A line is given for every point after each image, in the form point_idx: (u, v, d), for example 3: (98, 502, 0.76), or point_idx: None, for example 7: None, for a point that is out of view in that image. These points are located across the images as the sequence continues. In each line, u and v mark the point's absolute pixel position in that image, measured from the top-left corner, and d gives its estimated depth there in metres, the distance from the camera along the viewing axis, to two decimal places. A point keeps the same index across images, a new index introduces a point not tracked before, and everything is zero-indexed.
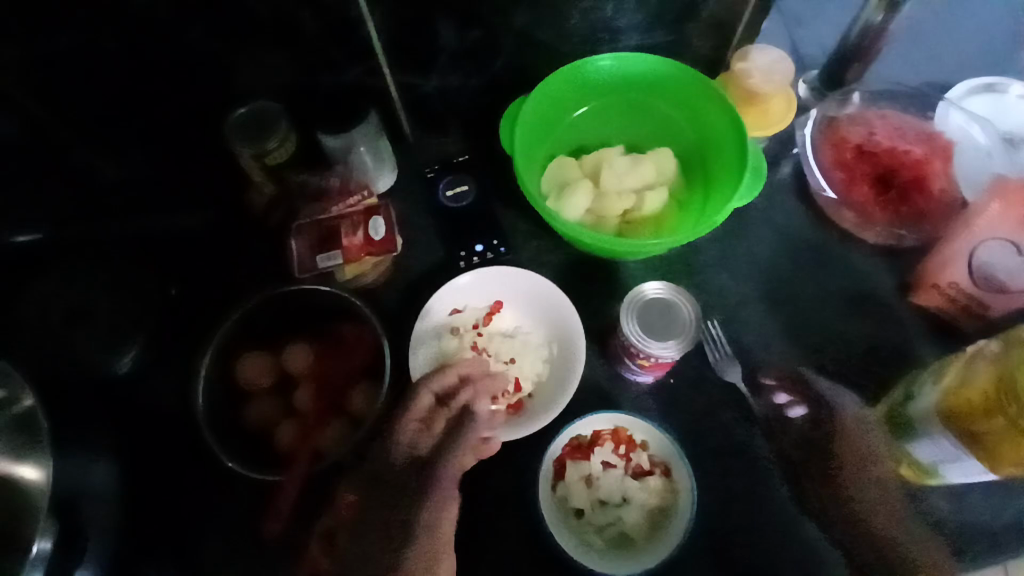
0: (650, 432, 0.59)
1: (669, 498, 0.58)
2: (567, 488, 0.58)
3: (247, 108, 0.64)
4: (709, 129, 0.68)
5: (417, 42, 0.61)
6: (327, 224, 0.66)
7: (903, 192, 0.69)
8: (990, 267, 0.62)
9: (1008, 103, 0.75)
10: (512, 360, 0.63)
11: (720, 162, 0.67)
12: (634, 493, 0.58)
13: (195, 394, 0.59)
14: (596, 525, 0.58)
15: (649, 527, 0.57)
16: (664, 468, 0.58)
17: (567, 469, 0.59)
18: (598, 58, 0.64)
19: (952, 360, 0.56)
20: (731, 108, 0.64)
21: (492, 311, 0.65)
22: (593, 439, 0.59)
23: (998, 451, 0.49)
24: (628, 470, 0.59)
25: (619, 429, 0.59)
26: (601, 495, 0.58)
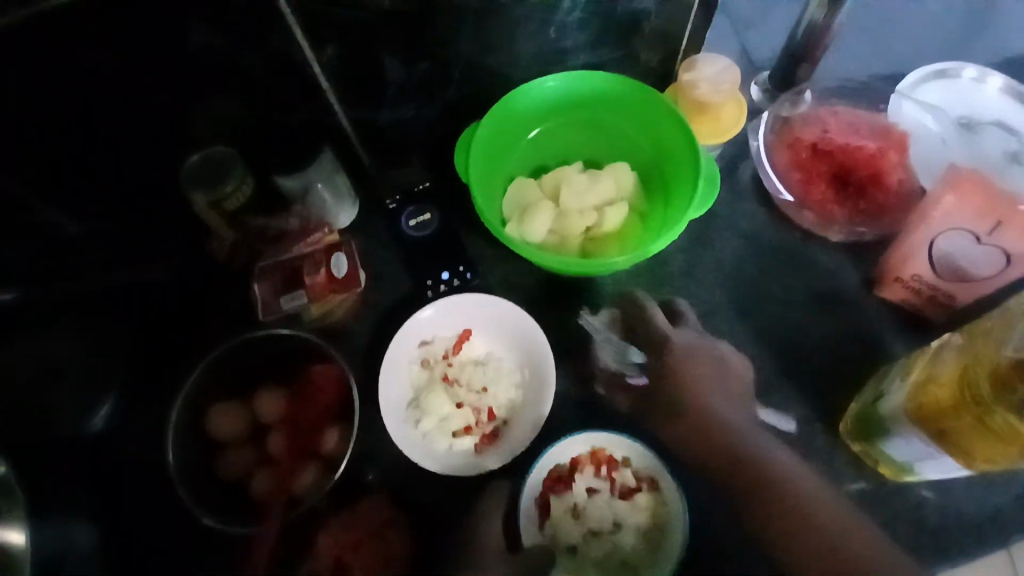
0: (629, 448, 0.59)
1: (662, 513, 0.58)
2: (555, 525, 0.58)
3: (198, 155, 0.64)
4: (665, 139, 0.67)
5: (365, 78, 0.61)
6: (291, 264, 0.65)
7: (860, 188, 0.69)
8: (951, 256, 0.61)
9: (961, 88, 0.75)
10: (485, 389, 0.62)
11: (677, 171, 0.67)
12: (626, 515, 0.58)
13: (166, 452, 0.58)
14: (592, 555, 0.58)
15: (649, 548, 0.57)
16: (651, 483, 0.58)
17: (551, 504, 0.58)
18: (545, 79, 0.65)
19: (919, 355, 0.56)
20: (680, 116, 0.63)
21: (461, 339, 0.64)
22: (572, 466, 0.59)
23: (968, 447, 0.49)
24: (615, 491, 0.59)
25: (598, 451, 0.59)
26: (593, 523, 0.58)
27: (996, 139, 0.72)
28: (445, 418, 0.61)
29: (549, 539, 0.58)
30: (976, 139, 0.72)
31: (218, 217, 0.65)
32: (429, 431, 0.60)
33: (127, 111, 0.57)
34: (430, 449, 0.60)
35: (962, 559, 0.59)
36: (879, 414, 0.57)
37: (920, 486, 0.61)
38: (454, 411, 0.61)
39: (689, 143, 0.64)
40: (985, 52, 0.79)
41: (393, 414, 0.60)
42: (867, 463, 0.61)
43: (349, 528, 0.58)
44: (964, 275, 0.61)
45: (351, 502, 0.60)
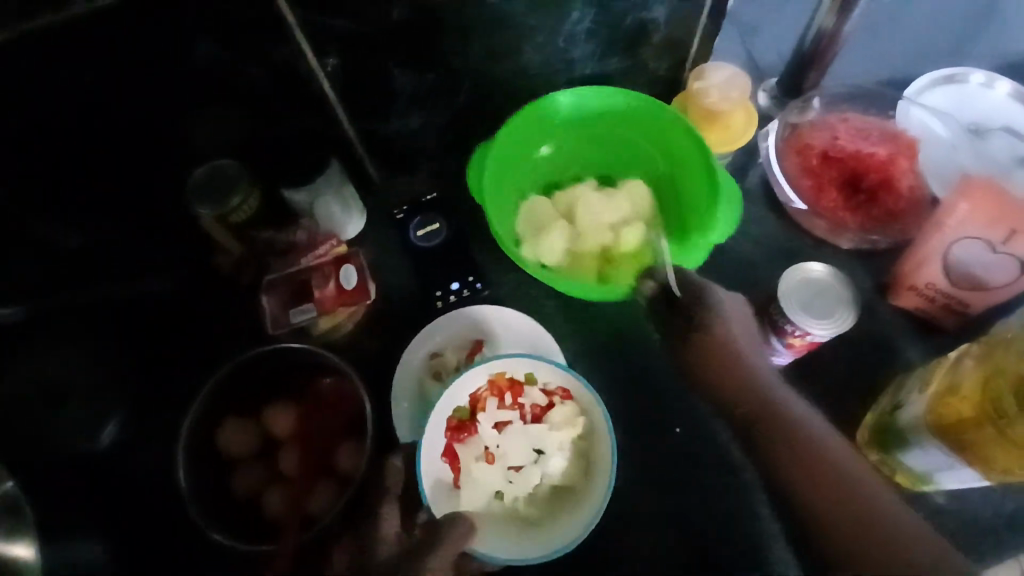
0: (526, 369, 0.58)
1: (579, 419, 0.58)
2: (473, 475, 0.57)
3: (203, 169, 0.63)
4: (678, 155, 0.67)
5: (372, 88, 0.60)
6: (299, 278, 0.65)
7: (872, 195, 0.69)
8: (965, 265, 0.61)
9: (970, 93, 0.75)
10: None
11: (693, 190, 0.66)
12: (546, 435, 0.58)
13: (177, 472, 0.57)
14: (522, 493, 0.58)
15: (581, 465, 0.58)
16: (561, 394, 0.58)
17: (461, 453, 0.57)
18: (558, 95, 0.65)
19: (938, 365, 0.56)
20: (698, 136, 0.63)
21: (474, 350, 0.64)
22: (474, 405, 0.59)
23: (991, 459, 0.48)
24: (527, 415, 0.59)
25: (496, 380, 0.59)
26: (513, 459, 0.58)
27: (1003, 142, 0.72)
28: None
29: (470, 494, 0.56)
30: (985, 143, 0.72)
31: (224, 230, 0.64)
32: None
33: (132, 125, 0.57)
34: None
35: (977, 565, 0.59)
36: (897, 424, 0.56)
37: (937, 494, 0.60)
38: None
39: (708, 167, 0.64)
40: (991, 56, 0.79)
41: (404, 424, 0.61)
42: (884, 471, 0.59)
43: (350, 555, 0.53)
44: (980, 283, 0.61)
45: None
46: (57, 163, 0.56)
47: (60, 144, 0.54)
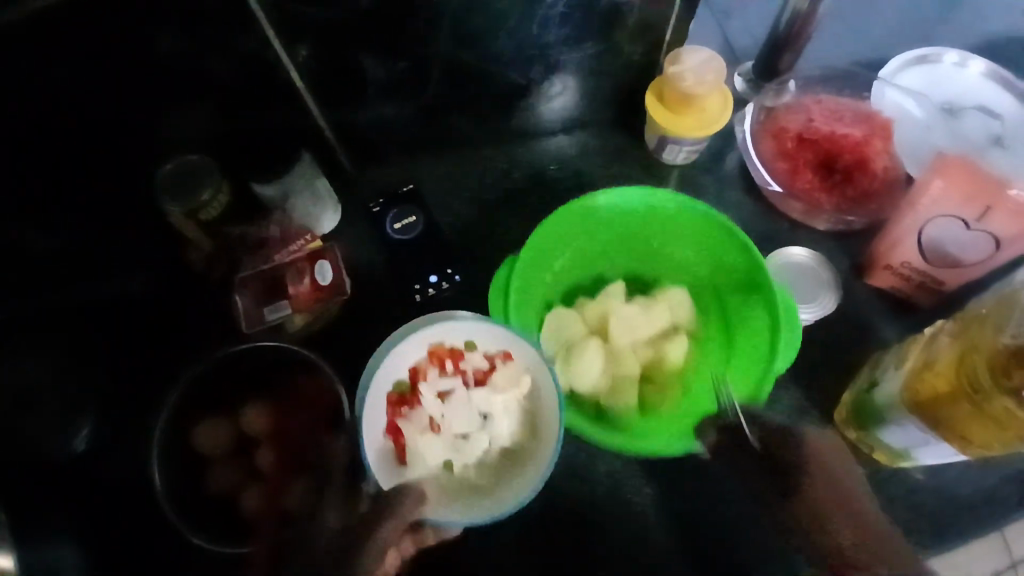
0: (462, 334, 0.59)
1: (519, 380, 0.59)
2: (421, 445, 0.58)
3: (172, 165, 0.61)
4: (726, 264, 0.67)
5: (343, 76, 0.59)
6: (272, 274, 0.64)
7: (847, 176, 0.69)
8: (940, 243, 0.61)
9: (941, 73, 0.76)
10: (486, 415, 0.59)
11: (742, 309, 0.66)
12: (489, 399, 0.59)
13: (152, 473, 0.57)
14: (471, 460, 0.58)
15: (527, 427, 0.59)
16: (500, 356, 0.60)
17: (405, 428, 0.58)
18: (596, 197, 0.65)
19: (913, 342, 0.56)
20: (750, 249, 0.64)
21: (454, 353, 0.60)
22: (415, 377, 0.59)
23: (966, 433, 0.49)
24: (469, 380, 0.60)
25: (434, 350, 0.60)
26: (459, 426, 0.59)
27: (977, 121, 0.73)
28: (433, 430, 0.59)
29: (418, 466, 0.57)
30: (959, 123, 0.73)
31: (195, 227, 0.63)
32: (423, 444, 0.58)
33: (95, 124, 0.55)
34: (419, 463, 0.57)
35: (956, 540, 0.60)
36: (875, 402, 0.56)
37: (915, 469, 0.61)
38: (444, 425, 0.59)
39: (767, 297, 0.63)
40: (959, 35, 0.79)
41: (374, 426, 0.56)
42: (862, 451, 0.60)
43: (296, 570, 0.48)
44: (954, 260, 0.61)
45: None
46: (57, 163, 0.55)
47: (48, 141, 0.52)
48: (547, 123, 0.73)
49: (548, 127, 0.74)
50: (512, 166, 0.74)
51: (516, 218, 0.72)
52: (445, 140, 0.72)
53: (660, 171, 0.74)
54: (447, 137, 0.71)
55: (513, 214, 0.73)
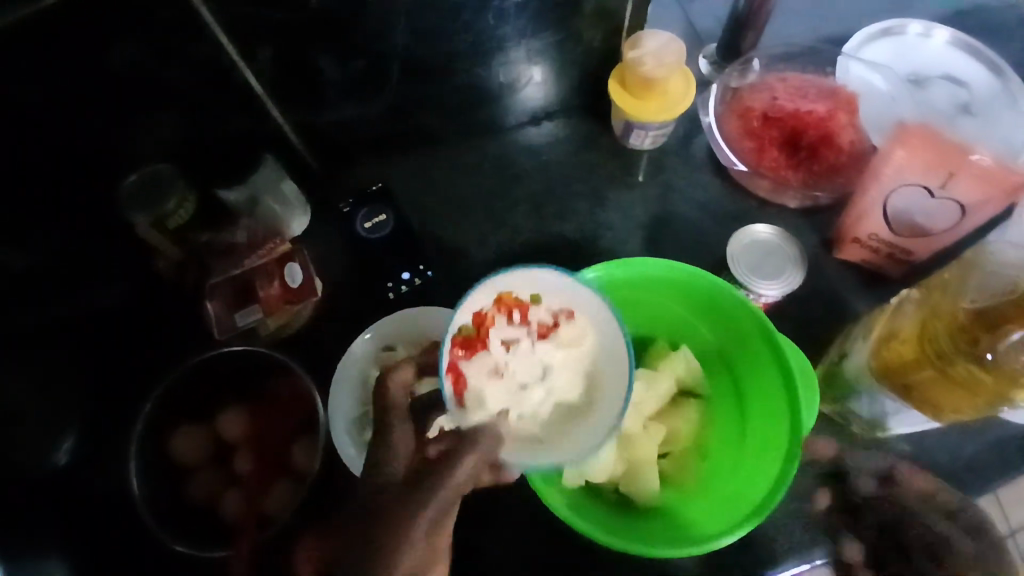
0: (535, 284, 0.52)
1: (591, 335, 0.52)
2: (480, 394, 0.48)
3: (135, 176, 0.62)
4: (735, 329, 0.59)
5: (301, 77, 0.59)
6: (243, 278, 0.64)
7: (812, 151, 0.69)
8: (907, 213, 0.61)
9: (905, 45, 0.76)
10: (546, 372, 0.52)
11: (756, 385, 0.58)
12: (553, 354, 0.52)
13: (130, 481, 0.57)
14: (530, 415, 0.50)
15: (591, 382, 0.52)
16: (567, 313, 0.52)
17: (466, 372, 0.49)
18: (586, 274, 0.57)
19: (879, 313, 0.56)
20: (760, 317, 0.56)
21: (521, 303, 0.52)
22: (480, 324, 0.50)
23: (933, 400, 0.49)
24: (533, 333, 0.52)
25: (502, 298, 0.51)
26: (520, 375, 0.51)
27: (944, 91, 0.74)
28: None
29: (478, 412, 0.47)
30: (925, 93, 0.73)
31: (161, 236, 0.63)
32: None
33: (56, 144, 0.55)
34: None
35: None
36: (845, 373, 0.56)
37: (894, 440, 0.61)
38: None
39: (783, 369, 0.55)
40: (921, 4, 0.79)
41: (340, 421, 0.58)
42: (840, 424, 0.61)
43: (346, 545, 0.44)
44: (921, 230, 0.61)
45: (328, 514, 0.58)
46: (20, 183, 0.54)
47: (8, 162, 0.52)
48: (513, 114, 0.73)
49: (514, 120, 0.74)
50: (481, 159, 0.74)
51: (488, 211, 0.72)
52: (411, 137, 0.72)
53: (629, 157, 0.74)
54: (412, 133, 0.71)
55: (484, 208, 0.73)
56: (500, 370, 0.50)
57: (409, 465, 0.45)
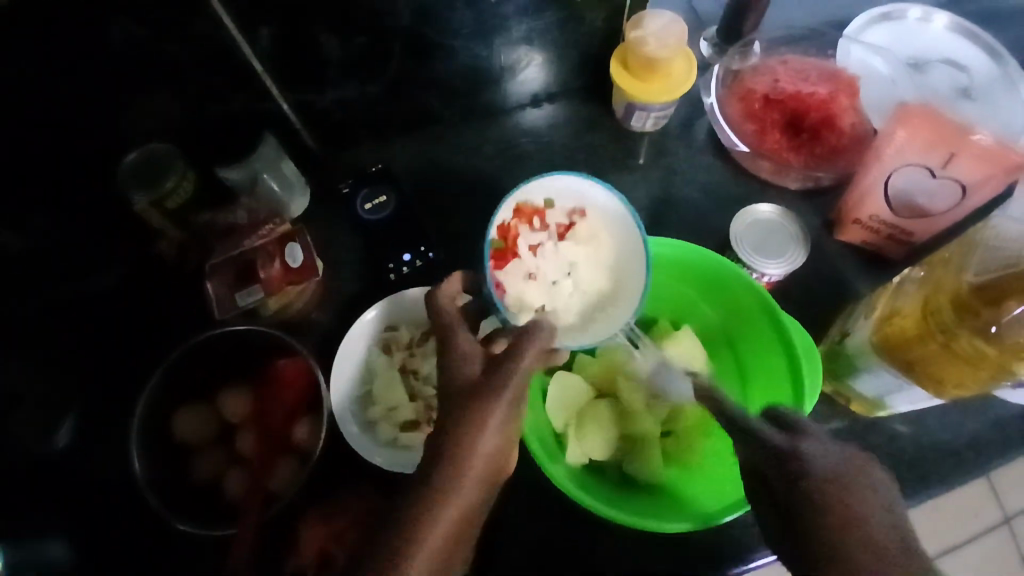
0: (546, 191, 0.59)
1: (602, 228, 0.60)
2: (519, 292, 0.58)
3: (136, 154, 0.61)
4: (738, 309, 0.60)
5: (302, 56, 0.58)
6: (243, 259, 0.63)
7: (815, 133, 0.69)
8: (908, 194, 0.62)
9: (906, 28, 0.76)
10: (571, 267, 0.60)
11: (760, 360, 0.59)
12: (573, 251, 0.60)
13: (131, 462, 0.56)
14: (563, 304, 0.60)
15: (610, 270, 0.61)
16: (578, 212, 0.61)
17: (505, 280, 0.58)
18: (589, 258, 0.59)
19: (880, 292, 0.56)
20: (765, 295, 0.56)
21: (538, 209, 0.60)
22: (507, 235, 0.59)
23: (938, 374, 0.49)
24: (553, 234, 0.61)
25: (523, 208, 0.59)
26: (550, 275, 0.60)
27: (943, 74, 0.74)
28: (393, 407, 0.59)
29: (523, 310, 0.57)
30: (925, 77, 0.74)
31: (161, 216, 0.63)
32: (377, 420, 0.58)
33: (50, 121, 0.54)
34: (374, 441, 0.57)
35: (941, 487, 0.60)
36: (847, 351, 0.57)
37: (894, 419, 0.61)
38: (404, 402, 0.59)
39: (787, 345, 0.56)
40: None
41: (344, 403, 0.58)
42: (840, 402, 0.61)
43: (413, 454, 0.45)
44: (922, 210, 0.62)
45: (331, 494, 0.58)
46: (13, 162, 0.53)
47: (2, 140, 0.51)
48: (514, 97, 0.73)
49: (515, 101, 0.74)
50: (482, 141, 0.74)
51: (489, 193, 0.72)
52: (412, 118, 0.71)
53: (630, 139, 0.74)
54: (413, 115, 0.71)
55: (485, 190, 0.72)
56: (531, 273, 0.59)
57: (482, 361, 0.48)
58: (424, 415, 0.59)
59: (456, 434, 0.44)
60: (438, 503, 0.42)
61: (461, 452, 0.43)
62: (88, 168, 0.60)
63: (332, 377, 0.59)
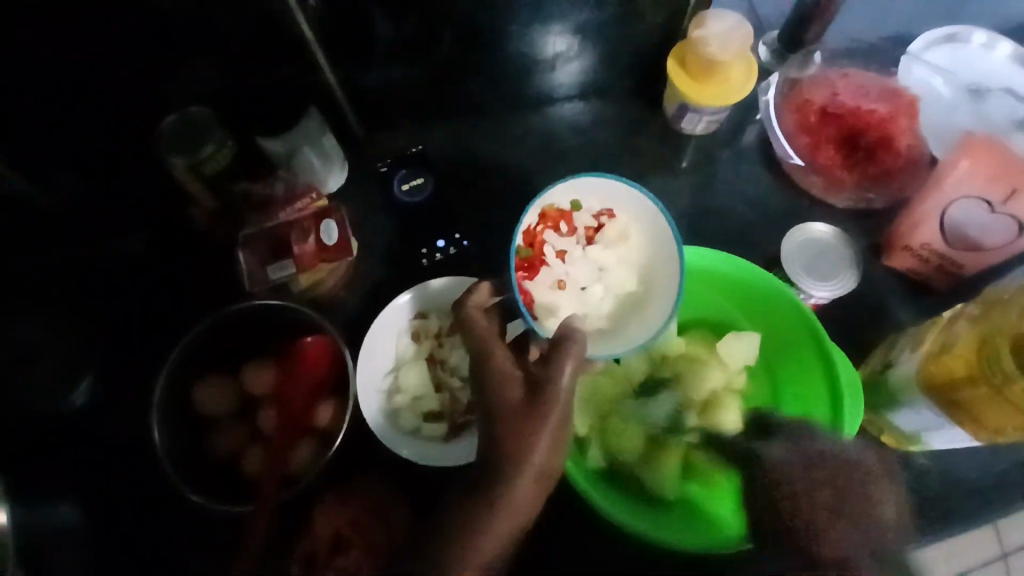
0: (573, 193, 0.57)
1: (632, 229, 0.58)
2: (549, 300, 0.56)
3: (175, 116, 0.60)
4: (781, 329, 0.59)
5: (352, 28, 0.55)
6: (277, 233, 0.62)
7: (870, 152, 0.67)
8: (963, 226, 0.59)
9: (972, 52, 0.70)
10: (601, 269, 0.58)
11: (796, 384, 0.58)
12: (603, 254, 0.58)
13: (153, 433, 0.56)
14: (595, 309, 0.58)
15: (642, 272, 0.58)
16: (607, 212, 0.58)
17: (532, 289, 0.56)
18: (618, 262, 0.58)
19: (931, 325, 0.55)
20: (812, 320, 0.55)
21: (565, 213, 0.58)
22: (533, 242, 0.57)
23: (984, 417, 0.48)
24: (581, 239, 0.58)
25: (547, 213, 0.57)
26: (580, 280, 0.58)
27: (1006, 104, 0.69)
28: (418, 396, 0.58)
29: (550, 319, 0.55)
30: (984, 105, 0.69)
31: (196, 182, 0.61)
32: (401, 408, 0.57)
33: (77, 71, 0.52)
34: (397, 430, 0.56)
35: (962, 527, 0.58)
36: (888, 383, 0.55)
37: (921, 454, 0.59)
38: (429, 393, 0.58)
39: (829, 375, 0.55)
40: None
41: (368, 389, 0.58)
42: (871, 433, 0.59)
43: (476, 481, 0.47)
44: (974, 243, 0.60)
45: (347, 480, 0.58)
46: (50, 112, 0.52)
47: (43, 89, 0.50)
48: (560, 88, 0.70)
49: (560, 91, 0.70)
50: (524, 131, 0.72)
51: (525, 185, 0.70)
52: (457, 102, 0.69)
53: (675, 142, 0.72)
54: (456, 100, 0.68)
55: (520, 181, 0.70)
56: (560, 280, 0.57)
57: (522, 389, 0.48)
58: (449, 407, 0.58)
59: (512, 443, 0.46)
60: (490, 512, 0.45)
61: (513, 464, 0.46)
62: (92, 164, 0.61)
63: (359, 360, 0.58)
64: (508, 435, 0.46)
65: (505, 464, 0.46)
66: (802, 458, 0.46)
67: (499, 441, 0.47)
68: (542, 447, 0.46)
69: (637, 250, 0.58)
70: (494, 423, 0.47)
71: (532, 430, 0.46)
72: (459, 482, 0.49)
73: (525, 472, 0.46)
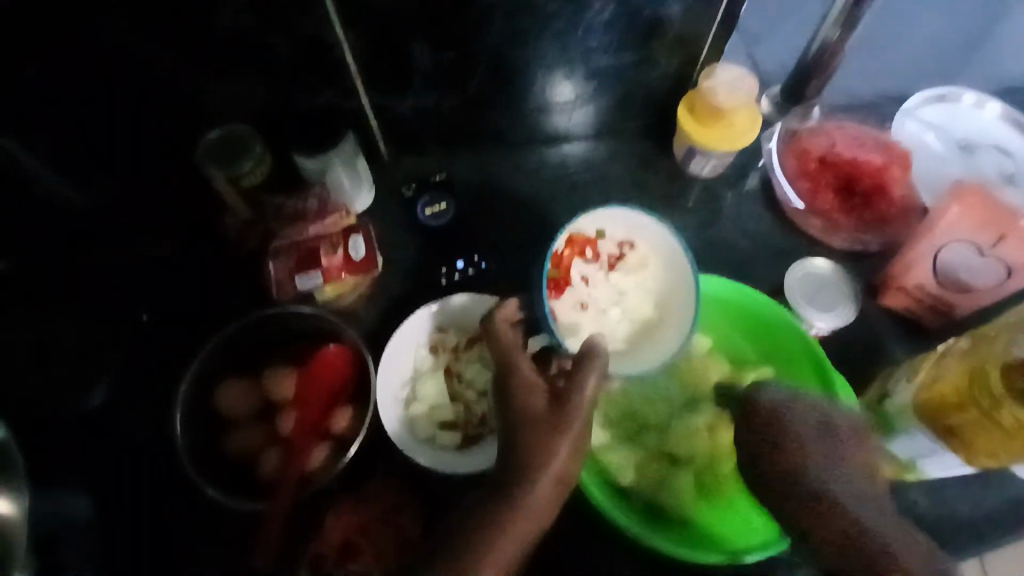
0: (598, 221, 0.61)
1: (652, 256, 0.61)
2: (571, 321, 0.59)
3: (218, 133, 0.64)
4: (786, 360, 0.62)
5: (393, 61, 0.59)
6: (306, 245, 0.66)
7: (865, 199, 0.72)
8: (953, 269, 0.63)
9: (962, 112, 0.76)
10: (620, 293, 0.61)
11: None
12: (624, 280, 0.61)
13: (173, 424, 0.59)
14: (611, 330, 0.61)
15: (659, 298, 0.61)
16: (628, 242, 0.62)
17: (556, 308, 0.59)
18: (635, 288, 0.61)
19: (925, 357, 0.58)
20: (815, 348, 0.59)
21: (591, 239, 0.61)
22: (562, 265, 0.60)
23: (975, 443, 0.50)
24: (604, 264, 0.62)
25: (574, 238, 0.61)
26: (601, 303, 0.61)
27: (990, 158, 0.75)
28: (434, 407, 0.60)
29: (571, 337, 0.58)
30: (974, 159, 0.75)
31: (237, 194, 0.66)
32: (417, 416, 0.59)
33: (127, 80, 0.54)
34: (414, 438, 0.58)
35: (954, 559, 0.59)
36: (884, 412, 0.58)
37: (914, 485, 0.61)
38: (445, 404, 0.60)
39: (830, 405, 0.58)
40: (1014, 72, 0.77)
41: (388, 399, 0.60)
42: None
43: (500, 494, 0.48)
44: (964, 285, 0.63)
45: (356, 486, 0.60)
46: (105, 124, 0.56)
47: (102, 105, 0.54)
48: (575, 127, 0.74)
49: (577, 130, 0.75)
50: (541, 166, 0.76)
51: (542, 216, 0.74)
52: (482, 135, 0.73)
53: (683, 181, 0.76)
54: (479, 131, 0.72)
55: (537, 211, 0.74)
56: (584, 304, 0.60)
57: (546, 400, 0.50)
58: (463, 419, 0.60)
59: (533, 452, 0.48)
60: (507, 516, 0.47)
61: (536, 465, 0.48)
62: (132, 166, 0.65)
63: (380, 368, 0.60)
64: (530, 446, 0.48)
65: (528, 475, 0.48)
66: (803, 412, 0.51)
67: (522, 450, 0.49)
68: (563, 456, 0.48)
69: (654, 276, 0.62)
70: (516, 434, 0.49)
71: (554, 441, 0.48)
72: (480, 489, 0.51)
73: (549, 477, 0.48)
